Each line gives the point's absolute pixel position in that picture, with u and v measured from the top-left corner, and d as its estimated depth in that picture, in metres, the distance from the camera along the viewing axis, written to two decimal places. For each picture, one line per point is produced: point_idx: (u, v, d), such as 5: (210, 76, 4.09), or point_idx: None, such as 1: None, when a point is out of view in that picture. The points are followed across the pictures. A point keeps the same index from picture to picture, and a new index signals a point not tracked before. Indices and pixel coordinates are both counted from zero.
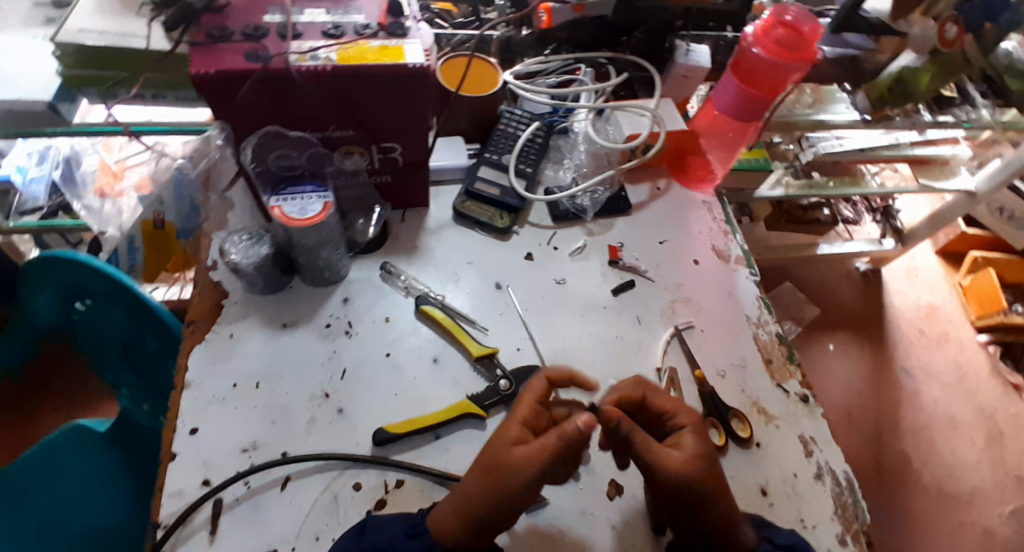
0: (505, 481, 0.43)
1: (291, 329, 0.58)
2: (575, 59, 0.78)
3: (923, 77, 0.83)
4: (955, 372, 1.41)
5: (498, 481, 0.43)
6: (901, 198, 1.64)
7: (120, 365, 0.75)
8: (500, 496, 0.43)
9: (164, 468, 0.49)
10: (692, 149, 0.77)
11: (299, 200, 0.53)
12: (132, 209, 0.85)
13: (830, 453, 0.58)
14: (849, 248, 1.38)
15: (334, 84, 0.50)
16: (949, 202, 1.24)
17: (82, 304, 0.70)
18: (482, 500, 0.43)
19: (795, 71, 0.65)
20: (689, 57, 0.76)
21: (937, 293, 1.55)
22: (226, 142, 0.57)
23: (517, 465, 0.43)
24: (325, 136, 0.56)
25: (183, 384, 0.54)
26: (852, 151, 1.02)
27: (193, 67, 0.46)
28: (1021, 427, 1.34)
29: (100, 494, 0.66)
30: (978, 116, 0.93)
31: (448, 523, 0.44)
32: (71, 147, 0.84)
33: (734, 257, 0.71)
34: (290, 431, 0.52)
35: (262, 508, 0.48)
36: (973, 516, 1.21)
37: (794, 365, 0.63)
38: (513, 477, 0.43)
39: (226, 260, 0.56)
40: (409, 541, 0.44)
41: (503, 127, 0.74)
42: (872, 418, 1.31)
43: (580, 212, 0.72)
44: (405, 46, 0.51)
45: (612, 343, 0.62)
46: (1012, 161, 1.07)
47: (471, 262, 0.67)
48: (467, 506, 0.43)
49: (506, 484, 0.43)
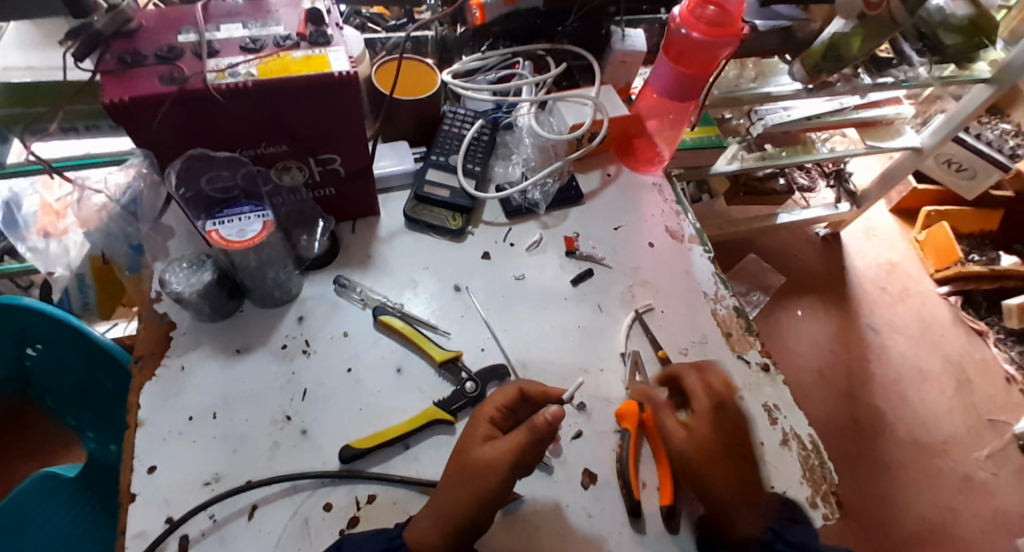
0: (479, 482, 0.43)
1: (245, 354, 0.57)
2: (512, 53, 0.78)
3: (855, 42, 0.85)
4: (919, 325, 1.47)
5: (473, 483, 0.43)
6: (853, 162, 1.69)
7: (81, 408, 0.70)
8: (477, 500, 0.43)
9: (123, 511, 0.48)
10: (636, 133, 0.78)
11: (237, 221, 0.51)
12: (79, 246, 0.82)
13: (794, 418, 0.59)
14: (806, 215, 1.42)
15: (258, 100, 0.49)
16: (897, 161, 1.29)
17: (32, 350, 0.65)
18: (459, 507, 0.43)
19: (725, 46, 0.66)
20: (626, 42, 0.76)
21: (895, 250, 1.60)
22: (153, 169, 0.55)
23: (489, 463, 0.44)
24: (257, 153, 0.55)
25: (136, 423, 0.52)
26: (799, 121, 1.03)
27: (105, 96, 0.44)
28: (987, 371, 1.40)
29: (69, 548, 0.65)
30: (916, 75, 0.96)
31: (427, 535, 0.43)
32: (8, 189, 0.79)
33: (688, 236, 0.72)
34: (253, 458, 0.51)
35: (230, 541, 0.47)
36: (950, 462, 1.25)
37: (753, 335, 0.64)
38: (488, 478, 0.43)
39: (168, 291, 0.54)
40: None
41: (448, 127, 0.73)
42: (844, 377, 1.35)
43: (533, 206, 0.72)
44: (329, 54, 0.50)
45: (574, 333, 0.63)
46: (954, 116, 1.12)
47: (427, 267, 0.66)
48: (446, 515, 0.43)
49: (481, 487, 0.43)
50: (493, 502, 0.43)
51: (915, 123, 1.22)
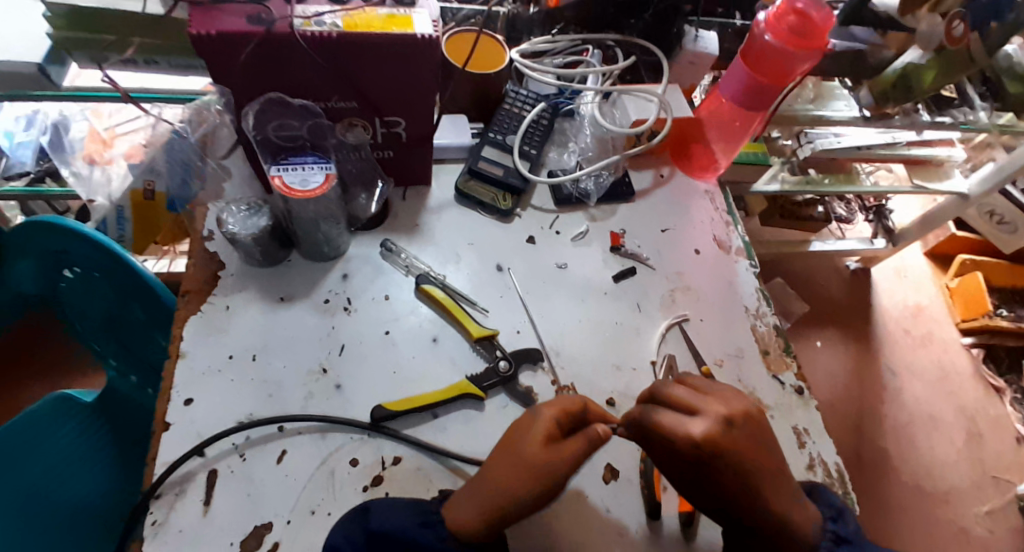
0: (528, 480, 0.42)
1: (288, 303, 0.58)
2: (582, 39, 0.77)
3: (928, 76, 0.82)
4: (938, 372, 1.44)
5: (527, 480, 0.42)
6: (895, 198, 1.66)
7: (106, 336, 0.70)
8: (524, 494, 0.42)
9: (157, 437, 0.49)
10: (695, 137, 0.77)
11: (300, 170, 0.52)
12: (121, 178, 0.82)
13: (821, 444, 0.58)
14: (841, 246, 1.39)
15: (339, 52, 0.49)
16: (942, 204, 1.25)
17: (70, 273, 0.65)
18: (506, 499, 0.42)
19: (803, 61, 0.65)
20: (698, 43, 0.75)
21: (923, 294, 1.57)
22: (224, 107, 0.56)
23: (546, 462, 0.43)
24: (327, 106, 0.55)
25: (177, 354, 0.53)
26: (849, 149, 1.00)
27: (193, 27, 0.45)
28: (1000, 428, 1.38)
29: (82, 466, 0.67)
30: (976, 118, 0.92)
31: (469, 524, 0.42)
32: (60, 114, 0.83)
33: (735, 248, 0.71)
34: (286, 405, 0.52)
35: (257, 481, 0.48)
36: (950, 514, 1.23)
37: (790, 356, 0.63)
38: (539, 479, 0.42)
39: (223, 229, 0.55)
40: (421, 530, 0.43)
41: (509, 106, 0.73)
42: (855, 413, 1.33)
43: (583, 196, 0.71)
44: (414, 16, 0.50)
45: (611, 329, 0.62)
46: (1004, 166, 1.07)
47: (472, 243, 0.66)
48: (489, 500, 0.42)
49: (530, 482, 0.42)
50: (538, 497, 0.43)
51: (964, 167, 1.18)
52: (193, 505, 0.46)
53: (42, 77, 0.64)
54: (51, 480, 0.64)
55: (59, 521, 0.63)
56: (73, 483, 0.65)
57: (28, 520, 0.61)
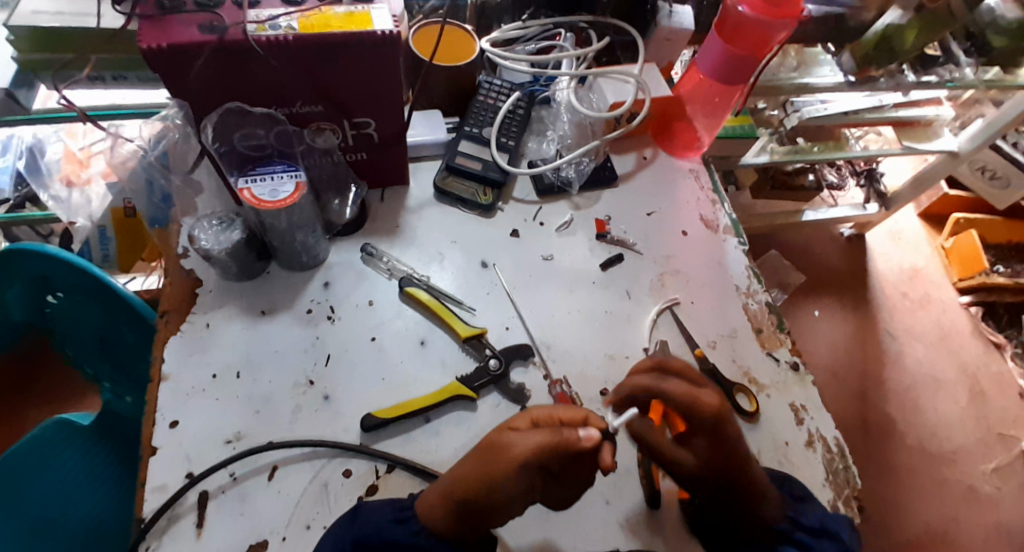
0: (488, 474, 0.40)
1: (270, 316, 0.57)
2: (554, 23, 0.75)
3: (908, 34, 0.81)
4: (938, 333, 1.44)
5: (492, 469, 0.40)
6: (885, 161, 1.64)
7: (100, 358, 0.69)
8: (482, 488, 0.40)
9: (145, 462, 0.48)
10: (676, 115, 0.76)
11: (269, 180, 0.50)
12: (102, 197, 0.82)
13: (820, 420, 0.58)
14: (833, 213, 1.38)
15: (297, 55, 0.47)
16: (932, 164, 1.24)
17: (54, 299, 0.65)
18: (467, 491, 0.41)
19: (780, 30, 0.64)
20: (672, 19, 0.73)
21: (919, 256, 1.56)
22: (186, 120, 0.54)
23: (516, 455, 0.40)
24: (292, 112, 0.53)
25: (160, 376, 0.52)
26: (835, 115, 0.98)
27: (142, 41, 0.43)
28: (1003, 384, 1.37)
29: (84, 491, 0.65)
30: (962, 75, 0.91)
31: (436, 512, 0.42)
32: (33, 136, 0.80)
33: (722, 226, 0.70)
34: (275, 420, 0.51)
35: (249, 499, 0.47)
36: (957, 473, 1.24)
37: (784, 333, 0.63)
38: (495, 474, 0.40)
39: (196, 246, 0.54)
40: (396, 525, 0.43)
41: (483, 98, 0.71)
42: (857, 379, 1.33)
43: (565, 185, 0.70)
44: (372, 12, 0.48)
45: (600, 318, 0.61)
46: (993, 121, 1.05)
47: (455, 241, 0.65)
48: (453, 487, 0.42)
49: (487, 478, 0.40)
50: (503, 491, 0.40)
51: (953, 125, 1.16)
52: (186, 527, 0.45)
53: (11, 101, 0.62)
54: (52, 505, 0.63)
55: (63, 546, 0.61)
56: (76, 507, 0.64)
57: (31, 544, 0.60)
